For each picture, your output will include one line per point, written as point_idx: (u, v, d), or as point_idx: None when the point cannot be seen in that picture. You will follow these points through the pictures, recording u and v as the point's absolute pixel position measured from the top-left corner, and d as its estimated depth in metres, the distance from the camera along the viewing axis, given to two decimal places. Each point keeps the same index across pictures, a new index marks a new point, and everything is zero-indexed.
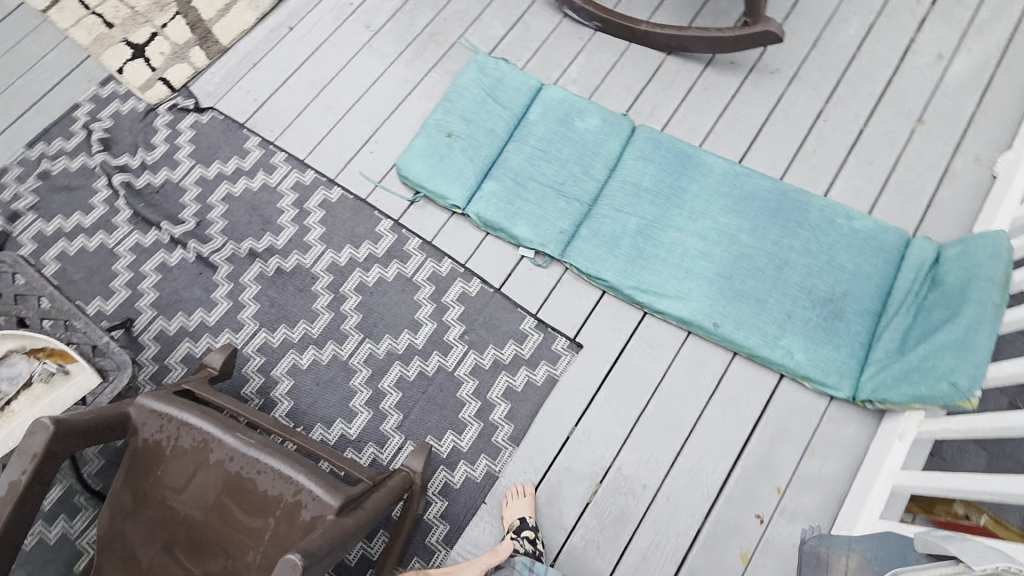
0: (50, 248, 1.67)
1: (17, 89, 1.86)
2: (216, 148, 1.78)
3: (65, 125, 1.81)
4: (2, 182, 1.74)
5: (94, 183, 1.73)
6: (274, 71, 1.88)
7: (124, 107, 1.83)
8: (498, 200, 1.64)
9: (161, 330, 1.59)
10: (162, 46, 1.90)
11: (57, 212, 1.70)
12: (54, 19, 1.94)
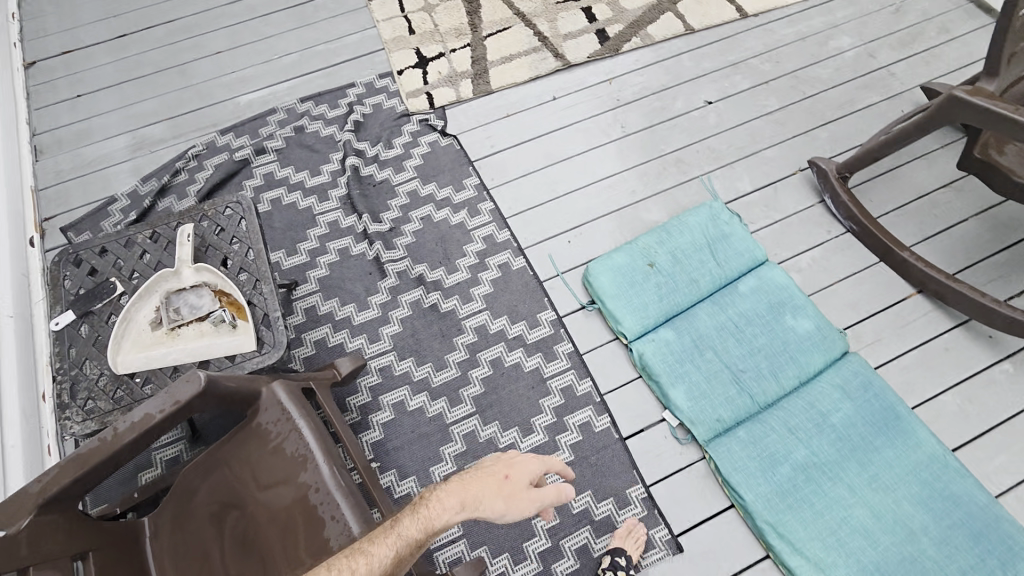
0: (272, 190, 1.84)
1: (316, 52, 2.12)
2: (440, 171, 1.87)
3: (335, 95, 2.02)
4: (267, 118, 1.97)
5: (331, 154, 1.90)
6: (522, 128, 1.95)
7: (387, 101, 2.00)
8: (669, 352, 1.52)
9: (313, 305, 1.66)
10: (443, 66, 2.07)
11: (292, 163, 1.88)
12: (374, 10, 2.20)
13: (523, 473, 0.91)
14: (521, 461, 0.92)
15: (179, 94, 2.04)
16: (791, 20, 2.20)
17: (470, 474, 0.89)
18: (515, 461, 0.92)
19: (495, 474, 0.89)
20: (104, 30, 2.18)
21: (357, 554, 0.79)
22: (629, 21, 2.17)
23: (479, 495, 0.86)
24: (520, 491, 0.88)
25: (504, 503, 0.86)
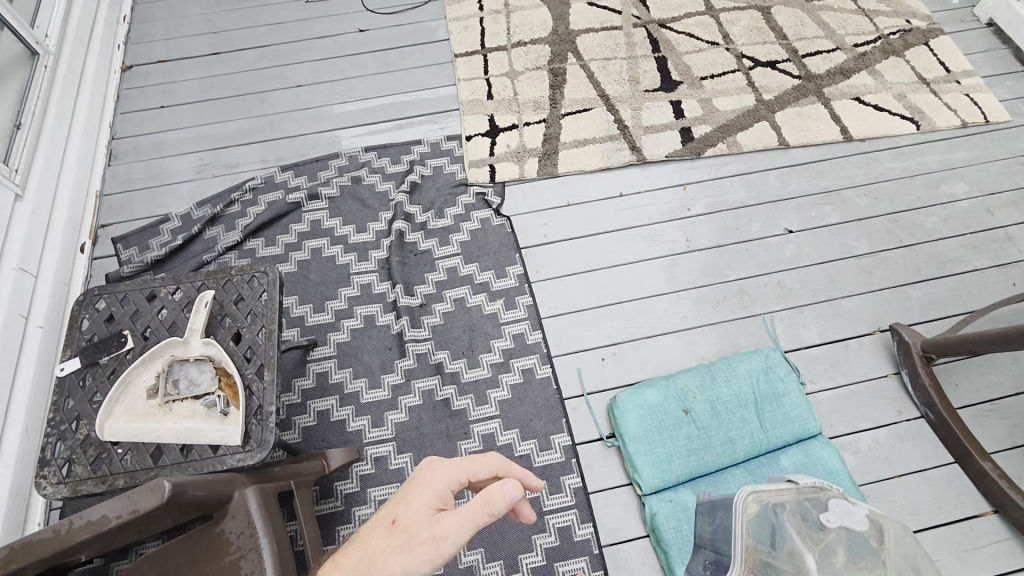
0: (315, 238, 1.84)
1: (393, 103, 2.12)
2: (485, 252, 1.80)
3: (400, 151, 2.00)
4: (329, 164, 1.98)
5: (381, 213, 1.88)
6: (580, 220, 1.86)
7: (448, 166, 1.97)
8: (685, 519, 1.37)
9: (325, 371, 1.63)
10: (513, 138, 2.01)
11: (341, 215, 1.88)
12: (458, 67, 2.18)
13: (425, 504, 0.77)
14: (419, 486, 0.79)
15: (253, 122, 2.09)
16: (900, 152, 1.99)
17: (361, 531, 0.78)
18: (408, 495, 0.79)
19: (383, 522, 0.77)
20: (200, 44, 2.26)
21: None
22: (717, 124, 2.05)
23: (363, 554, 0.73)
24: (417, 530, 0.73)
25: (396, 555, 0.71)
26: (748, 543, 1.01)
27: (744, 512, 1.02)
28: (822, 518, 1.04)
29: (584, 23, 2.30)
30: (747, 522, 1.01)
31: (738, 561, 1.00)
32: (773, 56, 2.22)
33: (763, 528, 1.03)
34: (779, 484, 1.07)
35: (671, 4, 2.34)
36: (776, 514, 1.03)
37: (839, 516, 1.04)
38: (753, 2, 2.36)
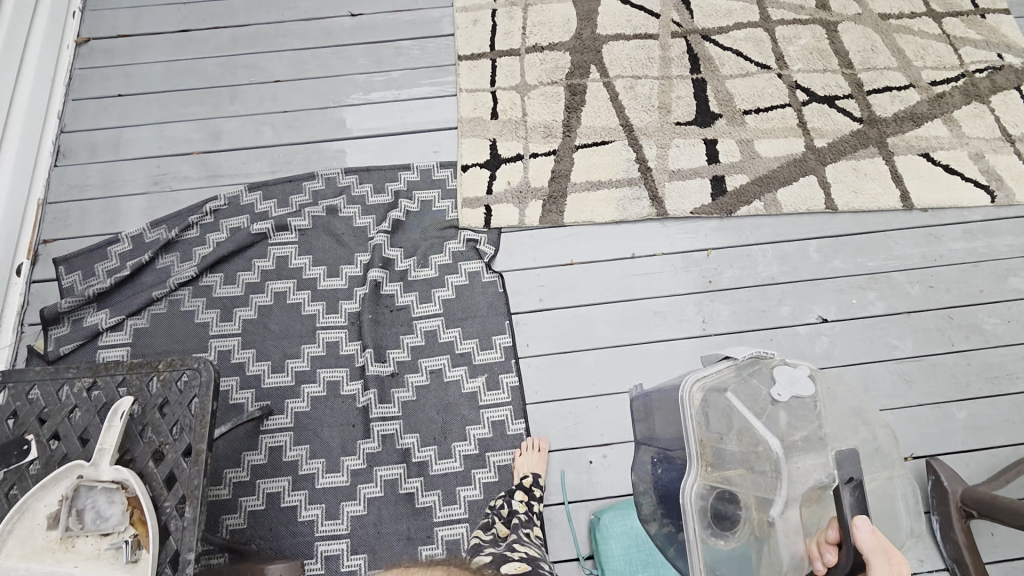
0: (280, 279, 1.60)
1: (383, 112, 1.82)
2: (471, 315, 1.58)
3: (384, 178, 1.73)
4: (302, 186, 1.71)
5: (357, 254, 1.64)
6: (583, 285, 1.62)
7: (438, 201, 1.71)
8: None
9: (278, 447, 1.44)
10: (515, 173, 1.73)
11: (312, 252, 1.64)
12: (461, 74, 1.86)
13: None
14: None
15: (220, 123, 1.79)
16: (965, 231, 1.73)
17: None
18: None
19: None
20: (159, 16, 1.92)
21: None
22: (755, 174, 1.75)
23: None
24: None
25: None
26: (701, 435, 1.04)
27: (690, 404, 1.05)
28: (771, 394, 1.06)
29: (614, 27, 1.95)
30: (696, 414, 1.05)
31: (696, 455, 1.04)
32: (833, 88, 1.88)
33: (713, 418, 1.06)
34: (718, 368, 1.08)
35: (718, 10, 1.98)
36: (723, 400, 1.06)
37: (787, 388, 1.05)
38: (817, 16, 1.99)
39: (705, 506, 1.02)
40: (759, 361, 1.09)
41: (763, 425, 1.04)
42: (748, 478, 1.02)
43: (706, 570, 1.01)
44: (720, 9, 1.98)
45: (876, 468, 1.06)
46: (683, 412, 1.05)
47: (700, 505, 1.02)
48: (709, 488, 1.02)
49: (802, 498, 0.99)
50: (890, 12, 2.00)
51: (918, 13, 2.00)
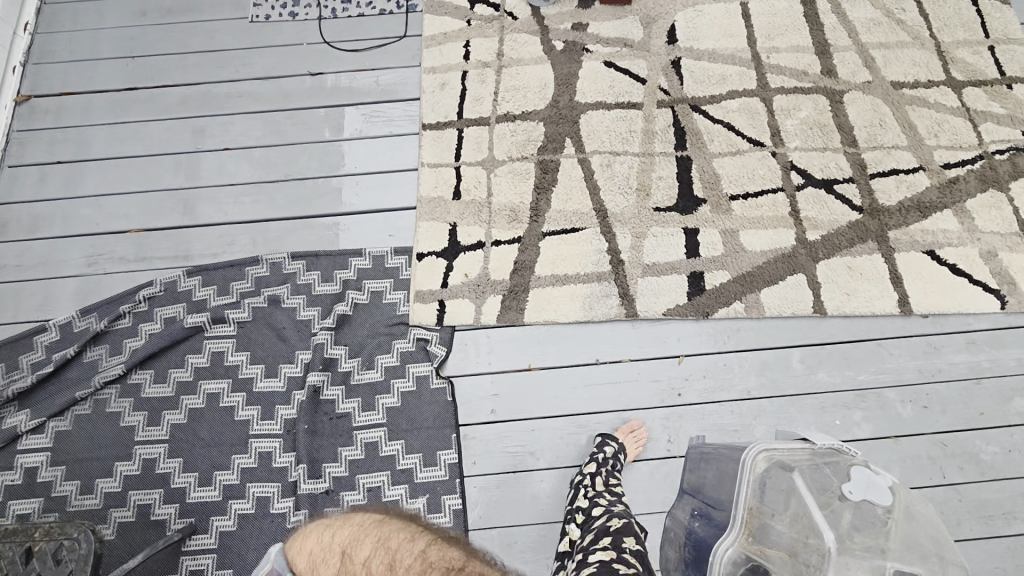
0: (213, 379, 1.50)
1: (336, 187, 1.70)
2: (416, 426, 1.46)
3: (333, 264, 1.61)
4: (245, 271, 1.60)
5: (297, 353, 1.52)
6: (540, 395, 1.49)
7: (389, 292, 1.58)
8: None
9: (200, 570, 1.35)
10: (474, 263, 1.60)
11: (249, 348, 1.53)
12: (423, 146, 1.73)
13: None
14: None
15: (164, 196, 1.69)
16: (969, 341, 1.55)
17: None
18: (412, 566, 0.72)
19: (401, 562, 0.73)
20: (109, 75, 1.83)
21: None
22: (738, 271, 1.59)
23: None
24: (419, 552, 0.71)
25: None
26: (749, 504, 1.02)
27: (750, 469, 1.04)
28: (842, 490, 0.99)
29: (595, 94, 1.79)
30: (751, 482, 1.03)
31: (739, 521, 1.00)
32: (832, 171, 1.69)
33: (770, 492, 1.03)
34: (794, 448, 1.06)
35: (711, 76, 1.80)
36: (789, 480, 1.02)
37: (862, 489, 0.97)
38: (820, 83, 1.80)
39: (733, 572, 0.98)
40: (839, 456, 1.05)
41: (822, 516, 0.96)
42: (787, 563, 0.95)
43: None
44: (713, 75, 1.81)
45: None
46: (741, 477, 1.03)
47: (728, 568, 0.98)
48: (743, 557, 0.98)
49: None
50: (903, 80, 1.80)
51: (935, 82, 1.80)
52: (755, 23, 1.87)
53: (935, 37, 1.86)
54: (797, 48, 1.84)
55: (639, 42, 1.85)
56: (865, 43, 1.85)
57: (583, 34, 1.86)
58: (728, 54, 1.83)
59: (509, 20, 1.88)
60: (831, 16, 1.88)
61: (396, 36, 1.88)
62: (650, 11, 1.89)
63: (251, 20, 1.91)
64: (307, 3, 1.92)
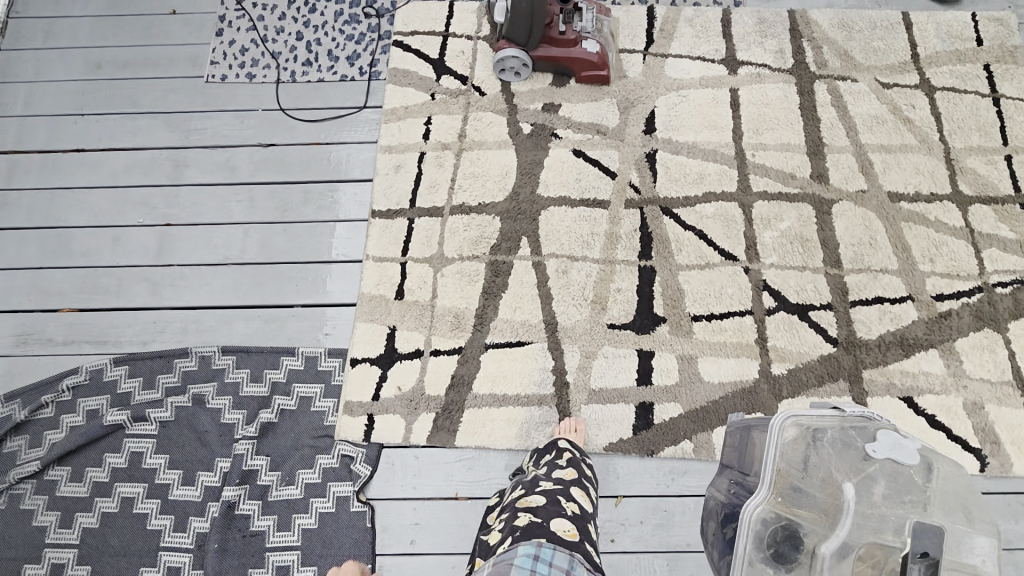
0: (130, 482, 1.46)
1: (276, 276, 1.62)
2: (331, 552, 1.39)
3: (264, 362, 1.53)
4: (172, 365, 1.54)
5: (217, 460, 1.46)
6: (465, 528, 1.41)
7: (318, 399, 1.50)
8: None
9: None
10: (408, 375, 1.50)
11: (170, 450, 1.47)
12: (370, 236, 1.62)
13: None
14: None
15: (99, 273, 1.63)
16: None
17: None
18: None
19: None
20: (58, 135, 1.78)
21: None
22: (690, 404, 1.47)
23: None
24: None
25: None
26: (780, 465, 1.03)
27: (780, 436, 1.04)
28: (866, 449, 1.02)
29: (559, 187, 1.65)
30: (781, 445, 1.03)
31: (770, 480, 1.02)
32: (808, 294, 1.55)
33: (797, 454, 1.05)
34: (825, 413, 1.07)
35: (687, 174, 1.66)
36: (814, 443, 1.05)
37: (887, 449, 1.01)
38: (808, 189, 1.64)
39: (762, 532, 0.99)
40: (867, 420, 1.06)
41: (846, 475, 1.00)
42: (819, 523, 0.98)
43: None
44: (690, 173, 1.66)
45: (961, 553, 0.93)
46: (771, 441, 1.04)
47: (758, 527, 0.99)
48: (772, 514, 1.00)
49: (861, 555, 0.94)
50: (903, 191, 1.63)
51: (938, 196, 1.62)
52: (743, 114, 1.71)
53: (944, 141, 1.67)
54: (787, 146, 1.67)
55: (613, 129, 1.70)
56: (864, 143, 1.67)
57: (554, 116, 1.72)
58: (709, 149, 1.68)
59: (476, 96, 1.75)
60: (830, 110, 1.71)
61: (356, 106, 1.77)
62: (630, 93, 1.73)
63: (207, 80, 1.81)
64: (267, 64, 1.82)
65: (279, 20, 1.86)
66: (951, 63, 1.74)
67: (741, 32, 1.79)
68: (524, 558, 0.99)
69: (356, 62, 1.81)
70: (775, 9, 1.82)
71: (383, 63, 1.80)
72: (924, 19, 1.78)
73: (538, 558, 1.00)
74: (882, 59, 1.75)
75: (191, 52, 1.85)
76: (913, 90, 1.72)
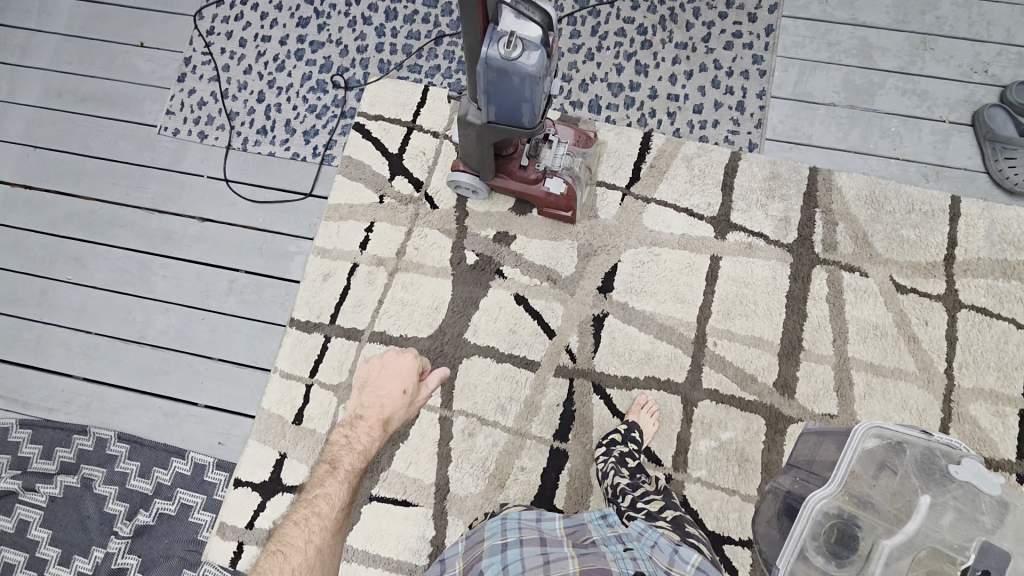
0: (14, 548, 1.49)
1: (184, 366, 1.56)
2: None
3: (157, 458, 1.52)
4: (72, 439, 1.54)
5: (92, 548, 1.47)
6: None
7: (197, 510, 1.48)
8: None
9: None
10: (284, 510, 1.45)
11: (54, 527, 1.49)
12: (283, 347, 1.53)
13: (390, 410, 1.37)
14: (377, 387, 1.39)
15: (23, 325, 1.63)
16: None
17: None
18: (334, 486, 1.29)
19: (329, 495, 1.28)
20: (10, 164, 1.73)
21: (318, 499, 1.28)
22: None
23: None
24: (369, 428, 1.36)
25: None
26: (856, 468, 1.03)
27: (861, 442, 1.03)
28: (948, 469, 1.00)
29: (489, 335, 1.50)
30: (860, 451, 1.03)
31: (840, 478, 1.02)
32: (729, 524, 1.37)
33: (876, 465, 1.04)
34: (911, 429, 1.03)
35: (633, 350, 1.46)
36: (894, 458, 1.03)
37: (971, 473, 0.98)
38: (768, 398, 1.42)
39: (820, 524, 0.98)
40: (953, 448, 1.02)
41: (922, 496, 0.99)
42: (881, 526, 0.97)
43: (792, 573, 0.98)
44: (637, 349, 1.46)
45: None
46: (849, 445, 1.03)
47: (818, 518, 0.98)
48: (835, 510, 0.99)
49: (925, 558, 0.92)
50: None
51: None
52: (717, 291, 1.47)
53: (950, 375, 1.39)
54: (757, 341, 1.44)
55: (566, 279, 1.51)
56: (850, 356, 1.42)
57: (504, 249, 1.53)
58: (666, 325, 1.47)
59: (426, 207, 1.57)
60: (823, 307, 1.45)
61: (301, 193, 1.63)
62: (594, 238, 1.52)
63: (159, 131, 1.70)
64: (221, 123, 1.69)
65: (244, 74, 1.71)
66: (992, 276, 1.43)
67: (744, 186, 1.52)
68: (493, 522, 1.05)
69: (312, 139, 1.65)
70: (795, 162, 1.52)
71: (339, 146, 1.64)
72: (976, 211, 1.45)
73: (506, 520, 1.05)
74: (906, 253, 1.45)
75: (149, 94, 1.73)
76: (932, 302, 1.43)
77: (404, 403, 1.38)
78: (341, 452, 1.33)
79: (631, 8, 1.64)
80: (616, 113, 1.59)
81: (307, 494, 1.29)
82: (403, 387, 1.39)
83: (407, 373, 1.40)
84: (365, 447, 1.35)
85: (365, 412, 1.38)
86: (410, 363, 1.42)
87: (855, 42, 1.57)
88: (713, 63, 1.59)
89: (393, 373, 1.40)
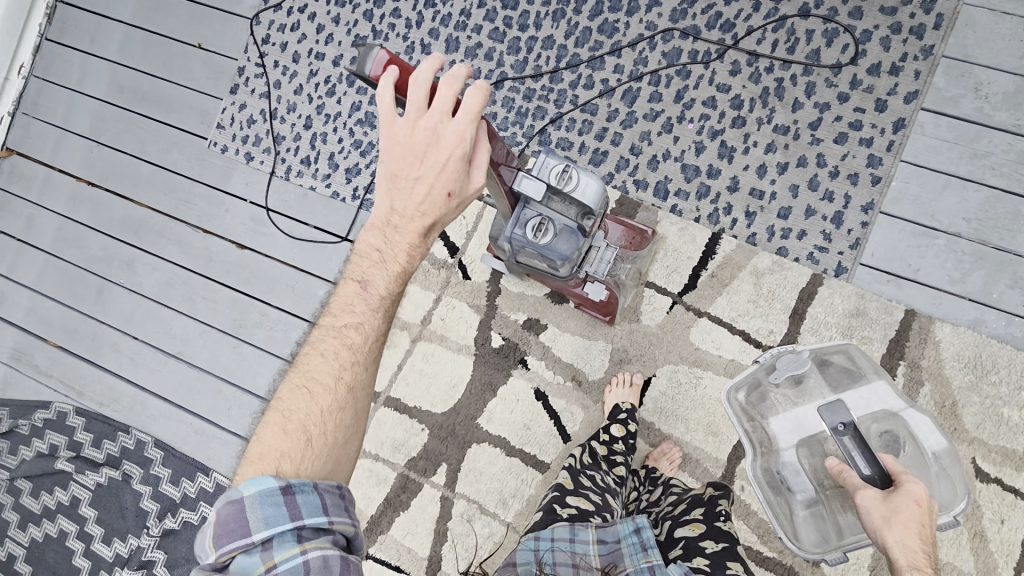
0: (68, 518, 1.63)
1: (215, 389, 1.63)
2: None
3: (186, 468, 1.63)
4: (118, 435, 1.67)
5: (127, 536, 1.61)
6: None
7: None
8: None
9: None
10: None
11: (99, 508, 1.63)
12: None
13: (428, 189, 0.83)
14: (405, 168, 0.83)
15: (81, 320, 1.74)
16: None
17: None
18: (348, 314, 0.90)
19: (354, 326, 0.89)
20: (77, 156, 1.77)
21: (347, 334, 0.89)
22: None
23: None
24: (410, 220, 0.85)
25: None
26: (747, 424, 1.18)
27: (735, 406, 1.19)
28: (773, 379, 1.18)
29: (503, 425, 1.44)
30: (737, 409, 1.19)
31: (749, 443, 1.18)
32: None
33: (753, 412, 1.19)
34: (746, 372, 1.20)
35: None
36: (762, 395, 1.19)
37: (784, 369, 1.17)
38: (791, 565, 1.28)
39: (767, 485, 1.16)
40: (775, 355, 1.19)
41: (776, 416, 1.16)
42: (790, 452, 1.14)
43: (793, 521, 1.14)
44: None
45: (878, 409, 1.10)
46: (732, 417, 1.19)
47: (762, 478, 1.16)
48: (767, 466, 1.16)
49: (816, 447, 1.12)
50: None
51: None
52: None
53: None
54: None
55: (591, 382, 1.40)
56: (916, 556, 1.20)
57: (533, 337, 1.43)
58: (692, 457, 1.34)
59: (458, 276, 1.48)
60: None
61: (336, 235, 1.57)
62: (632, 345, 1.38)
63: (209, 146, 1.67)
64: (267, 147, 1.63)
65: (294, 95, 1.61)
66: None
67: (819, 317, 1.30)
68: (525, 544, 0.94)
69: (354, 179, 1.57)
70: (889, 300, 1.28)
71: None
72: None
73: (539, 543, 0.94)
74: (1002, 437, 1.22)
75: (203, 104, 1.68)
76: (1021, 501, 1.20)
77: (447, 209, 0.84)
78: (371, 265, 0.89)
79: (729, 73, 1.36)
80: (685, 202, 1.37)
81: (332, 312, 0.91)
82: (447, 181, 0.82)
83: (448, 159, 0.81)
84: (402, 265, 0.88)
85: (398, 206, 0.86)
86: (456, 129, 0.80)
87: (1010, 157, 1.25)
88: (816, 158, 1.32)
89: (432, 150, 0.81)
